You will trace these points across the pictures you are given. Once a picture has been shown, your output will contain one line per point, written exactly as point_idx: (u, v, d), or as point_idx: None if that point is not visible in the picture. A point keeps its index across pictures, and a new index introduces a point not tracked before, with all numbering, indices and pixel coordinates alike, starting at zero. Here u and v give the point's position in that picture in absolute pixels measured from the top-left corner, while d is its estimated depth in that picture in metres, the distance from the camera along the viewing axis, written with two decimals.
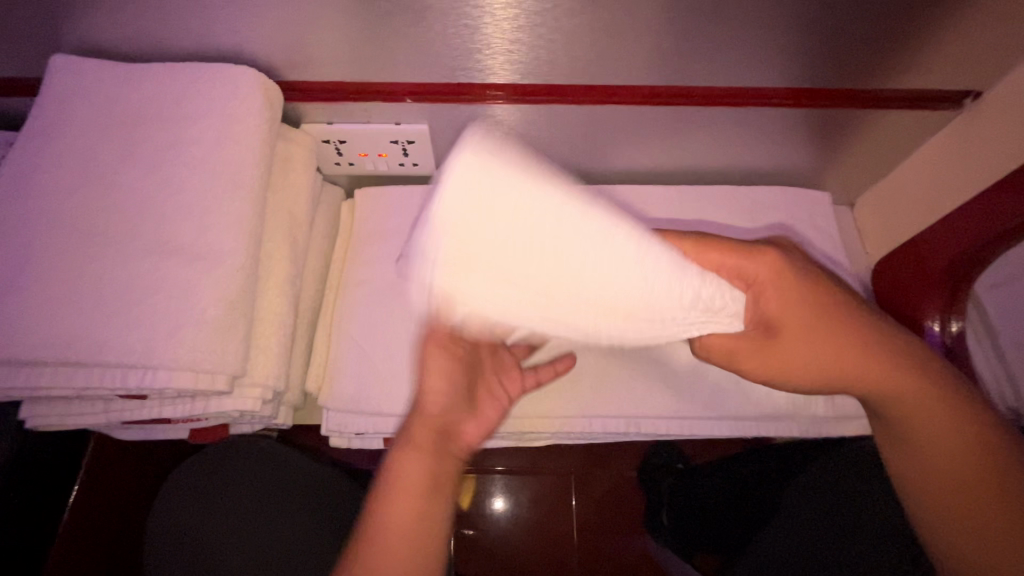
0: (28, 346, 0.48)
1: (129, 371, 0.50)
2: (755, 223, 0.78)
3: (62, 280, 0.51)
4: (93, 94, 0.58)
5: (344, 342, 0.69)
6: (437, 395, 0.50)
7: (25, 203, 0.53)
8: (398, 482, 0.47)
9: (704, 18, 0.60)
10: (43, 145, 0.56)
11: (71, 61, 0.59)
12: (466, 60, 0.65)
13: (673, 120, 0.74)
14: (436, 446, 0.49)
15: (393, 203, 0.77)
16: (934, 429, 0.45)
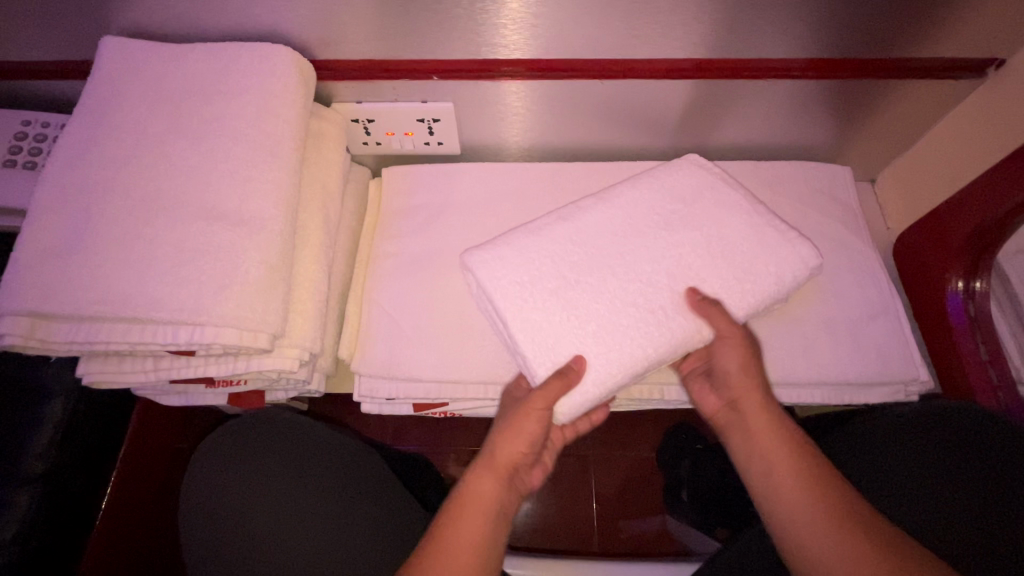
0: (88, 303, 0.52)
1: (179, 326, 0.53)
2: (775, 196, 0.79)
3: (117, 245, 0.54)
4: (140, 72, 0.61)
5: (376, 314, 0.72)
6: (515, 436, 0.58)
7: (82, 172, 0.57)
8: (470, 498, 0.55)
9: None
10: (96, 119, 0.59)
11: (119, 42, 0.62)
12: (489, 35, 0.67)
13: (694, 95, 0.75)
14: (504, 477, 0.57)
15: (418, 180, 0.80)
16: (771, 460, 0.54)
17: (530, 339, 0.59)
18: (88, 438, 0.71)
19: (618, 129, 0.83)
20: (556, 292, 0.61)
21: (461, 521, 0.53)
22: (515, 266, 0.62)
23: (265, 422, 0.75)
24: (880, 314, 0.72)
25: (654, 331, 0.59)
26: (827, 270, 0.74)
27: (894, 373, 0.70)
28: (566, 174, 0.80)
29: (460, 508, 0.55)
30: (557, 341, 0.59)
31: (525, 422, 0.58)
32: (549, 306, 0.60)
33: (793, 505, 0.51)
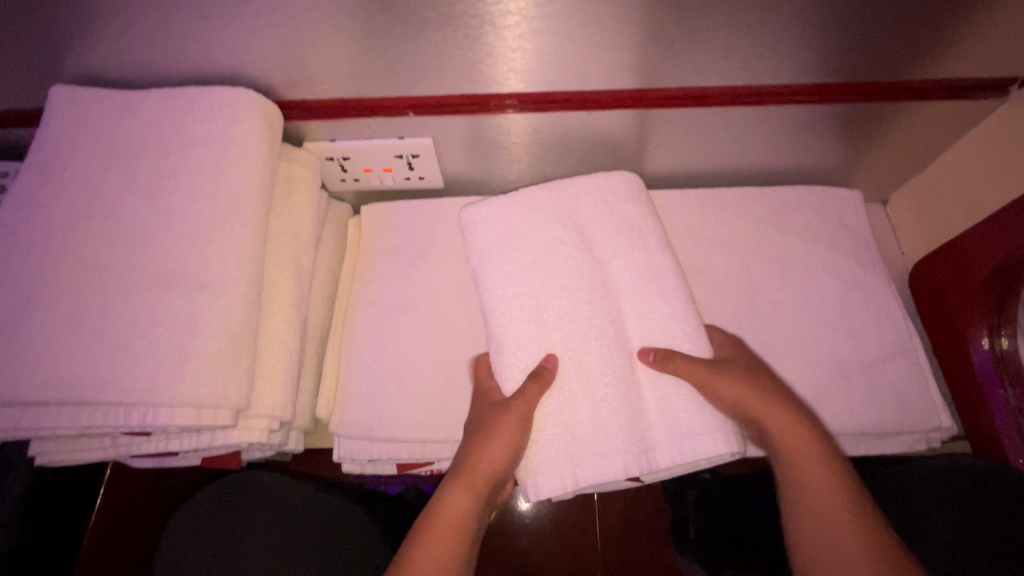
0: (32, 386, 0.48)
1: (132, 405, 0.49)
2: (780, 227, 0.74)
3: (65, 319, 0.50)
4: (90, 125, 0.57)
5: (356, 366, 0.68)
6: (495, 447, 0.53)
7: (28, 238, 0.53)
8: (442, 522, 0.50)
9: (719, 15, 0.56)
10: (42, 179, 0.55)
11: (68, 92, 0.58)
12: (467, 71, 0.62)
13: (691, 122, 0.70)
14: (482, 492, 0.52)
15: (399, 220, 0.75)
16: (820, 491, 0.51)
17: (503, 220, 0.62)
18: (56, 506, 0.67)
19: (612, 157, 0.78)
20: (559, 238, 0.61)
21: (432, 541, 0.49)
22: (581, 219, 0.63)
23: (249, 482, 0.73)
24: (897, 355, 0.67)
25: (567, 303, 0.58)
26: (838, 307, 0.69)
27: (912, 422, 0.64)
28: None
29: (431, 525, 0.50)
30: (514, 230, 0.62)
31: (504, 433, 0.53)
32: (541, 220, 0.62)
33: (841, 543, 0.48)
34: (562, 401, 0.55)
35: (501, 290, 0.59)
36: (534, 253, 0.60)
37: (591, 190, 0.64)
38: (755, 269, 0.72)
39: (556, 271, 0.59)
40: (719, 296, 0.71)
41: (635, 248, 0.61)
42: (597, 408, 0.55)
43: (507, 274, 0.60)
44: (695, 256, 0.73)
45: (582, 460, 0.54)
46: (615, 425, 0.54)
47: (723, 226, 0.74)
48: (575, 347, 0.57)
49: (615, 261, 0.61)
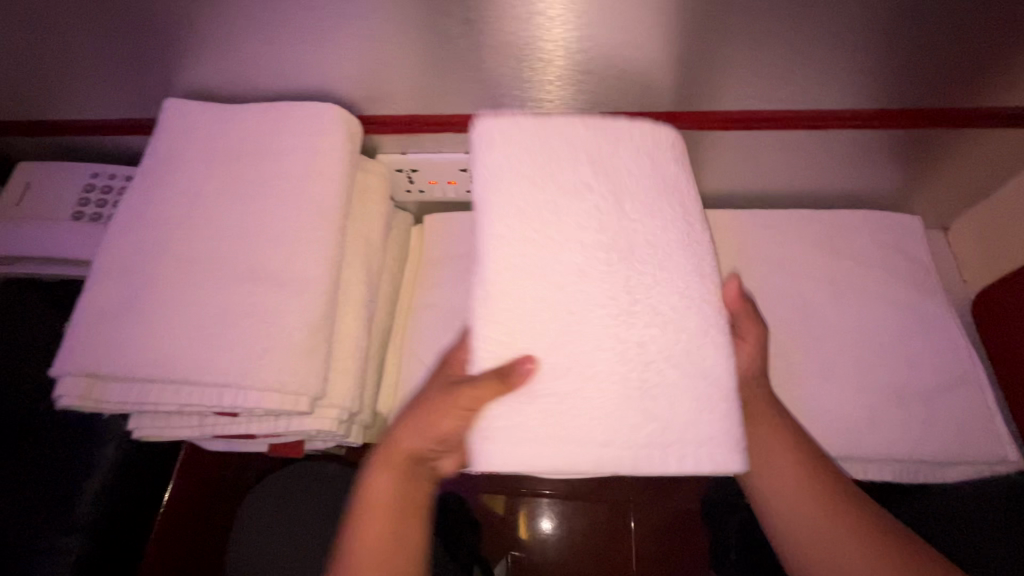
0: (139, 365, 0.53)
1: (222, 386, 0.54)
2: (836, 250, 0.74)
3: (169, 306, 0.55)
4: (195, 134, 0.64)
5: (416, 367, 0.71)
6: (418, 427, 0.52)
7: (139, 233, 0.59)
8: (372, 502, 0.51)
9: (779, 43, 0.58)
10: (153, 181, 0.62)
11: (180, 106, 0.65)
12: (534, 92, 0.66)
13: (747, 144, 0.72)
14: (407, 470, 0.53)
15: (461, 229, 0.79)
16: (782, 473, 0.54)
17: (508, 155, 0.53)
18: (136, 479, 0.73)
19: None
20: (573, 184, 0.52)
21: (367, 521, 0.50)
22: (603, 163, 0.54)
23: (314, 472, 0.78)
24: (958, 384, 0.66)
25: (575, 258, 0.50)
26: (894, 331, 0.69)
27: (975, 454, 0.63)
28: None
29: (366, 511, 0.51)
30: (517, 156, 0.53)
31: (442, 415, 0.50)
32: (553, 160, 0.53)
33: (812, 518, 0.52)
34: (550, 367, 0.47)
35: (501, 234, 0.51)
36: (559, 204, 0.52)
37: (635, 142, 0.55)
38: (807, 291, 0.72)
39: (572, 220, 0.51)
40: (771, 315, 0.71)
41: (665, 217, 0.52)
42: (597, 373, 0.47)
43: (515, 213, 0.51)
44: (748, 275, 0.74)
45: (552, 448, 0.46)
46: (604, 401, 0.47)
47: (778, 246, 0.75)
48: (573, 312, 0.48)
49: (640, 223, 0.52)
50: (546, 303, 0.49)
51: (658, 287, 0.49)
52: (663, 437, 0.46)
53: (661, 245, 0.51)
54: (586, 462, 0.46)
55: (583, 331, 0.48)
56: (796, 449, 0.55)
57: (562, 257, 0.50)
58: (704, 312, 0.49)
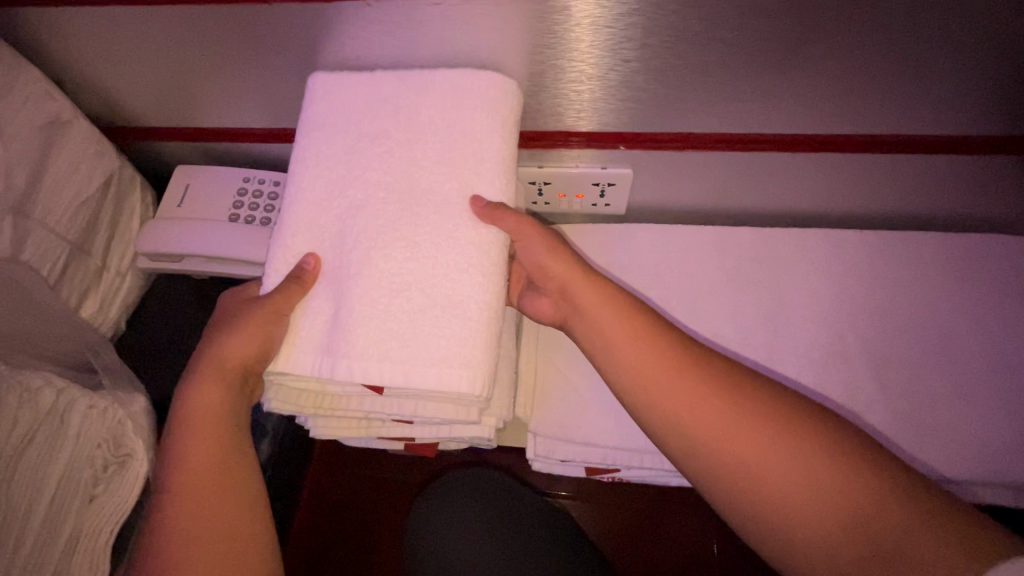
0: (324, 355, 0.55)
1: (397, 372, 0.53)
2: (965, 275, 0.76)
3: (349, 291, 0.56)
4: (342, 108, 0.61)
5: (552, 373, 0.73)
6: (245, 343, 0.57)
7: (306, 220, 0.59)
8: (195, 416, 0.56)
9: (937, 72, 0.60)
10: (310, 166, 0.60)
11: (323, 79, 0.62)
12: (683, 115, 0.69)
13: (879, 167, 0.74)
14: (231, 383, 0.58)
15: (591, 240, 0.82)
16: (757, 426, 0.51)
17: (340, 100, 0.61)
18: (281, 467, 0.82)
19: (792, 195, 0.81)
20: (382, 128, 0.60)
21: (193, 439, 0.55)
22: (399, 103, 0.61)
23: (482, 478, 0.86)
24: None
25: (444, 192, 0.58)
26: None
27: None
28: (737, 239, 0.81)
29: (183, 431, 0.56)
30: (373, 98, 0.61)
31: (244, 329, 0.56)
32: (364, 110, 0.61)
33: (752, 490, 0.50)
34: (405, 241, 0.56)
35: (304, 187, 0.59)
36: (402, 168, 0.59)
37: (478, 95, 0.60)
38: (934, 312, 0.75)
39: (401, 160, 0.59)
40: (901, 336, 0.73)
41: (451, 164, 0.58)
42: (466, 308, 0.54)
43: (329, 166, 0.60)
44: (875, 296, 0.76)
45: (366, 367, 0.53)
46: (405, 321, 0.54)
47: (904, 269, 0.77)
48: (436, 241, 0.56)
49: (430, 174, 0.58)
50: (432, 231, 0.56)
51: (454, 238, 0.56)
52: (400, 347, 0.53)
53: (419, 178, 0.58)
54: (400, 377, 0.53)
55: (424, 328, 0.54)
56: (629, 319, 0.59)
57: (390, 212, 0.57)
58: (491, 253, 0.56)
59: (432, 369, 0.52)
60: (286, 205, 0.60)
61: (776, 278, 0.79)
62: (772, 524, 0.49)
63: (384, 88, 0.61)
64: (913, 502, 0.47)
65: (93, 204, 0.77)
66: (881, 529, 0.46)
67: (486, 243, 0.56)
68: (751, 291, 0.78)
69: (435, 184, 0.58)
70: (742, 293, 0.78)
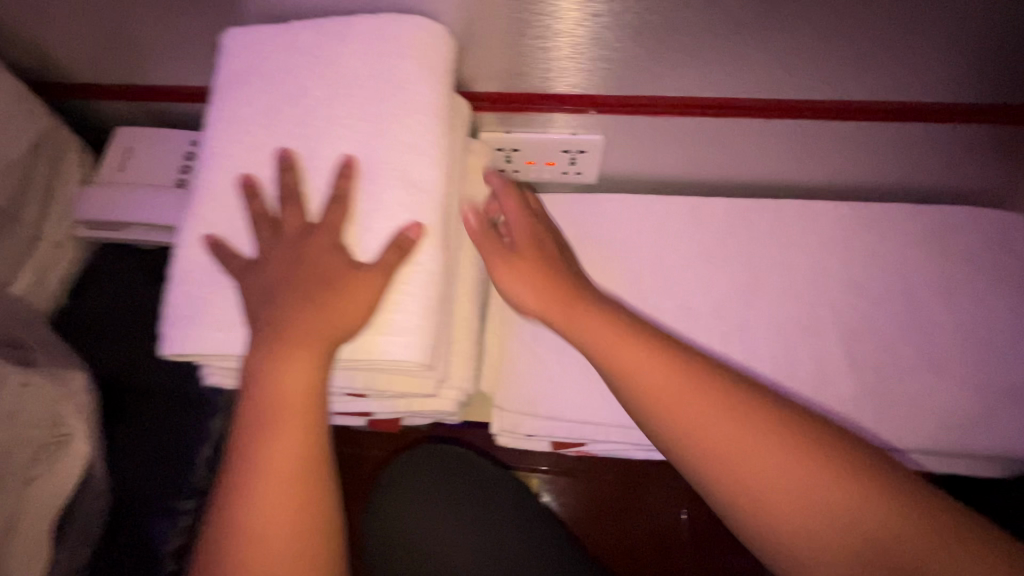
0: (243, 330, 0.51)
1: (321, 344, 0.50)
2: (936, 246, 0.75)
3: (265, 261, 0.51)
4: (258, 69, 0.56)
5: (517, 344, 0.71)
6: (337, 312, 0.49)
7: (222, 189, 0.54)
8: (278, 395, 0.48)
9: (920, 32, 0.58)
10: (225, 131, 0.55)
11: (235, 37, 0.57)
12: (657, 76, 0.65)
13: (856, 134, 0.72)
14: (324, 359, 0.49)
15: (560, 211, 0.79)
16: (785, 467, 0.46)
17: (256, 61, 0.56)
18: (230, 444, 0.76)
19: (766, 165, 0.79)
20: (305, 87, 0.55)
21: (280, 425, 0.47)
22: (318, 58, 0.56)
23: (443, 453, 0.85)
24: None
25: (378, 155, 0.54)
26: (991, 328, 0.71)
27: None
28: (709, 210, 0.79)
29: (273, 417, 0.47)
30: (288, 56, 0.56)
31: (358, 292, 0.49)
32: (281, 70, 0.56)
33: (774, 481, 0.45)
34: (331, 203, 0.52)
35: (223, 151, 0.55)
36: (320, 124, 0.54)
37: (406, 49, 0.55)
38: (905, 284, 0.74)
39: (326, 120, 0.55)
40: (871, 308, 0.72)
41: (373, 118, 0.54)
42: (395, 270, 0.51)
43: (245, 131, 0.55)
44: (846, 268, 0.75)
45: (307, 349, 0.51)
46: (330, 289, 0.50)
47: (877, 241, 0.76)
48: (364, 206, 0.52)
49: (354, 134, 0.54)
50: (364, 193, 0.53)
51: (380, 199, 0.52)
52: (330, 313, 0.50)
53: (345, 140, 0.54)
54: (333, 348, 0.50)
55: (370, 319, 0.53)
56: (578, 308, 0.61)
57: (308, 171, 0.54)
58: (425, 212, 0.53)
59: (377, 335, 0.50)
60: (200, 171, 0.55)
61: (748, 249, 0.77)
62: (763, 521, 0.45)
63: (302, 43, 0.56)
64: (947, 522, 0.42)
65: (23, 165, 0.71)
66: (908, 538, 0.42)
67: (418, 206, 0.52)
68: (724, 264, 0.77)
69: (367, 149, 0.54)
70: (714, 265, 0.77)
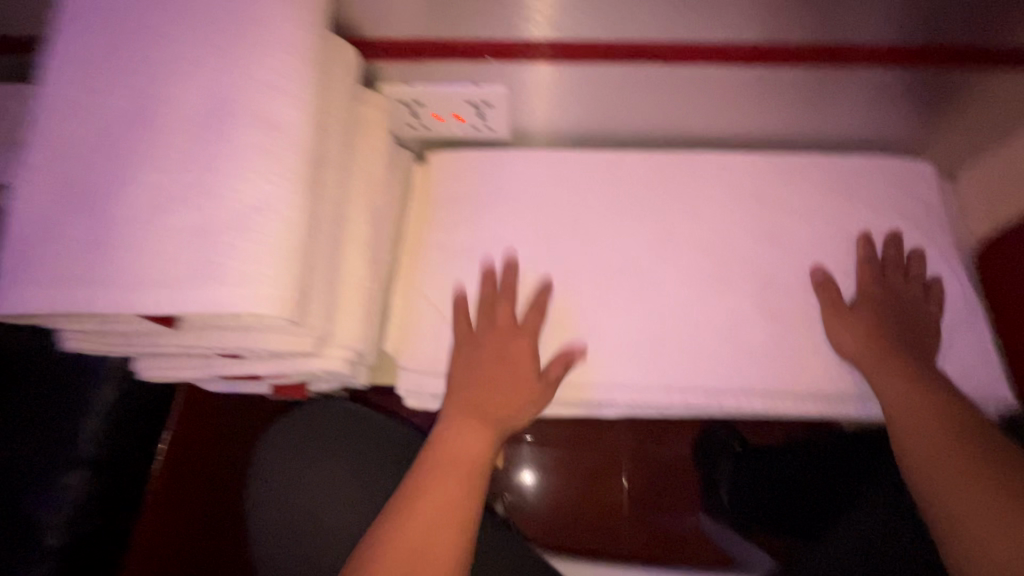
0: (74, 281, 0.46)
1: (163, 295, 0.45)
2: (850, 195, 0.74)
3: (100, 210, 0.47)
4: (98, 8, 0.52)
5: (421, 301, 0.71)
6: None
7: (56, 138, 0.50)
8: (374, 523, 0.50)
9: None
10: (63, 76, 0.51)
11: None
12: (548, 17, 0.62)
13: (765, 81, 0.70)
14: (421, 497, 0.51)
15: (468, 167, 0.76)
16: (942, 467, 0.54)
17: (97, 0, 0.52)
18: (132, 416, 0.73)
19: (681, 115, 0.77)
20: (151, 26, 0.51)
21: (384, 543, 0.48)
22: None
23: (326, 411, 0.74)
24: (965, 329, 0.68)
25: (230, 98, 0.49)
26: (905, 278, 0.70)
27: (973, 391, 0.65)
28: (621, 163, 0.77)
29: None
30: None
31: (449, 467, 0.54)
32: (122, 8, 0.52)
33: (938, 467, 0.54)
34: (177, 150, 0.48)
35: (63, 99, 0.51)
36: (164, 62, 0.50)
37: None
38: (820, 235, 0.73)
39: (173, 59, 0.50)
40: (780, 259, 0.71)
41: (221, 54, 0.50)
42: (247, 221, 0.46)
43: (85, 74, 0.51)
44: (759, 219, 0.73)
45: (182, 305, 0.45)
46: (173, 241, 0.46)
47: (793, 191, 0.75)
48: (206, 149, 0.48)
49: (201, 73, 0.50)
50: (212, 140, 0.48)
51: (228, 145, 0.48)
52: (171, 267, 0.45)
53: (191, 78, 0.50)
54: (174, 301, 0.45)
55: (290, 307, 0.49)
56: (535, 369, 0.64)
57: (152, 116, 0.49)
58: (283, 156, 0.48)
59: (224, 287, 0.45)
60: (36, 121, 0.51)
61: (662, 203, 0.74)
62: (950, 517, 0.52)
63: None
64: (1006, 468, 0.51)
65: None
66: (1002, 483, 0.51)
67: (271, 144, 0.48)
68: (639, 216, 0.74)
69: (216, 88, 0.49)
70: (629, 218, 0.74)
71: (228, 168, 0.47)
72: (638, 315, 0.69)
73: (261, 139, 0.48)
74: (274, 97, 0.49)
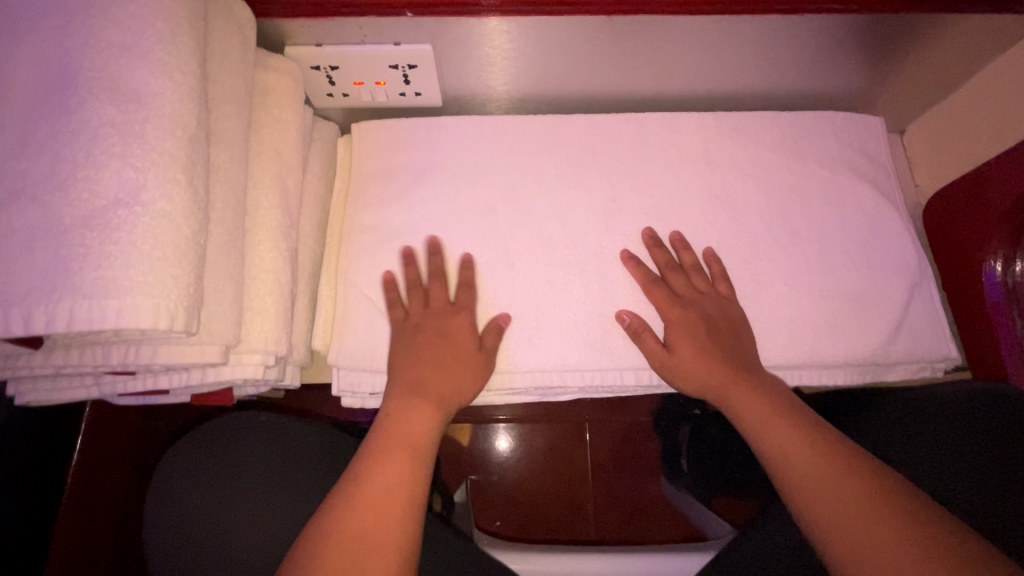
0: None
1: (12, 311, 0.37)
2: (801, 154, 0.71)
3: None
4: None
5: (351, 291, 0.64)
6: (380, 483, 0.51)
7: None
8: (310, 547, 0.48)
9: None
10: None
11: None
12: None
13: (711, 34, 0.65)
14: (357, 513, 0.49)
15: (397, 138, 0.69)
16: (834, 492, 0.50)
17: None
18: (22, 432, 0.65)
19: (626, 73, 0.72)
20: None
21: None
22: None
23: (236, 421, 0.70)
24: (917, 287, 0.67)
25: (80, 67, 0.40)
26: (856, 239, 0.68)
27: (922, 350, 0.65)
28: (564, 128, 0.71)
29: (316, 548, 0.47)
30: None
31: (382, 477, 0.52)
32: None
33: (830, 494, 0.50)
34: (22, 135, 0.40)
35: None
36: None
37: None
38: (772, 198, 0.69)
39: (9, 22, 0.42)
40: (733, 226, 0.68)
41: (67, 14, 0.41)
42: (112, 218, 0.39)
43: None
44: (710, 183, 0.70)
45: (32, 323, 0.37)
46: (18, 246, 0.38)
47: (743, 152, 0.71)
48: (55, 133, 0.40)
49: (44, 40, 0.41)
50: (59, 121, 0.40)
51: (81, 127, 0.39)
52: (18, 278, 0.38)
53: (33, 45, 0.41)
54: (23, 320, 0.37)
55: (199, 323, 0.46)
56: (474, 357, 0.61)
57: None
58: (151, 136, 0.40)
59: (83, 300, 0.37)
60: None
61: (608, 170, 0.70)
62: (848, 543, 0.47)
63: None
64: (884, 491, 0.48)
65: None
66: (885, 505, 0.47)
67: (135, 122, 0.40)
68: (582, 187, 0.69)
69: (63, 57, 0.41)
70: (572, 188, 0.69)
71: (83, 155, 0.39)
72: (587, 293, 0.65)
73: (123, 118, 0.40)
74: (135, 64, 0.41)
